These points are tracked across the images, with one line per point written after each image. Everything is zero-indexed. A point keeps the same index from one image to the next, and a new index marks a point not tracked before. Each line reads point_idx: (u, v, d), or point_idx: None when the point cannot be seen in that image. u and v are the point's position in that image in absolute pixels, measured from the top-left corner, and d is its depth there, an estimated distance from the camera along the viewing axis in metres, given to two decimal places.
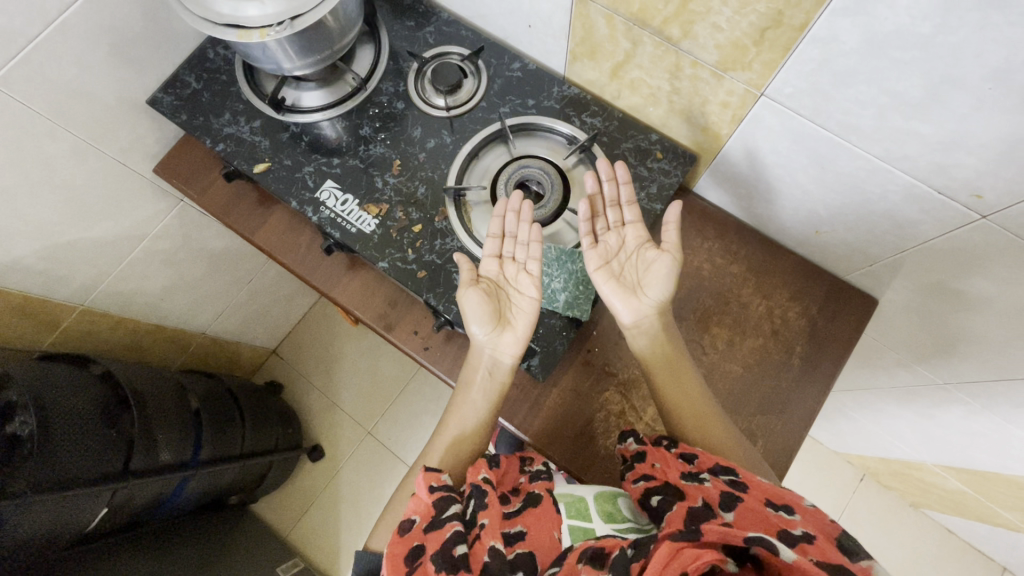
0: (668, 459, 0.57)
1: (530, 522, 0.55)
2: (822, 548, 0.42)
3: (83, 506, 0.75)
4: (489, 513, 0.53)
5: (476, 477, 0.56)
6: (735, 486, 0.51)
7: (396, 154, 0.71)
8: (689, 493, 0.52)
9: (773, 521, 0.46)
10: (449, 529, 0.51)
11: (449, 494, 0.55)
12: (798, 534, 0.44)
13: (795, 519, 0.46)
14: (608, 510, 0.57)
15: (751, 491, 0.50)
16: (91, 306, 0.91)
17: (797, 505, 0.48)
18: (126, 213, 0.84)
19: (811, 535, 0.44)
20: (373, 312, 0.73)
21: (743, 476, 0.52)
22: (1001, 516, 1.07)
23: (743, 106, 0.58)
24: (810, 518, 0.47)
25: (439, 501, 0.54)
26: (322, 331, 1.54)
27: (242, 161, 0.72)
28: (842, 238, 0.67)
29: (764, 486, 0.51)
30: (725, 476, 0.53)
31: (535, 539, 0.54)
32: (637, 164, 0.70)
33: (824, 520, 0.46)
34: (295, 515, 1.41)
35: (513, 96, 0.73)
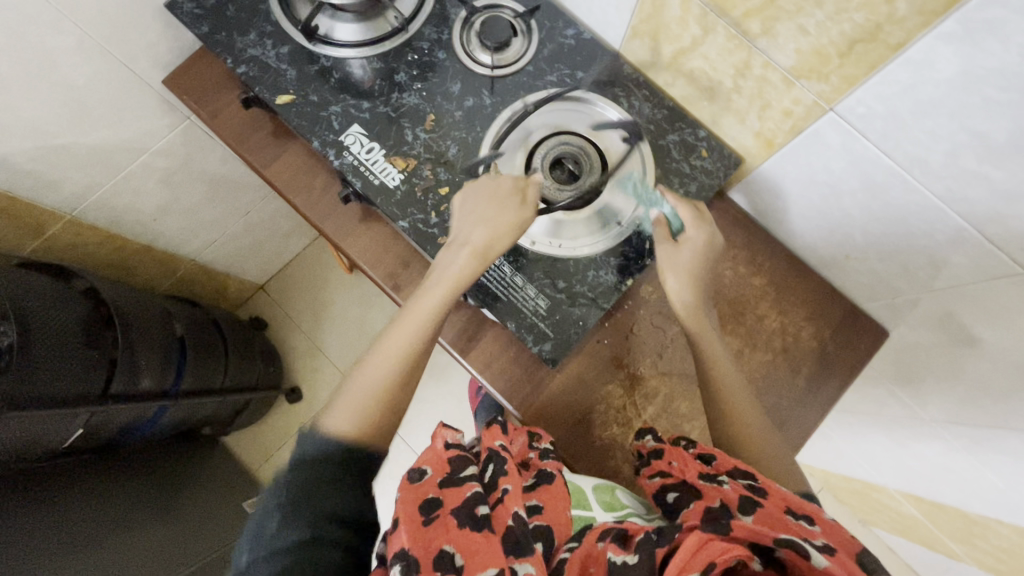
0: (688, 460, 0.58)
1: (544, 498, 0.54)
2: (844, 561, 0.42)
3: (58, 426, 0.72)
4: (512, 479, 0.52)
5: (492, 442, 0.57)
6: (754, 491, 0.52)
7: (431, 108, 0.67)
8: (707, 493, 0.52)
9: (793, 525, 0.46)
10: (469, 489, 0.50)
11: (463, 454, 0.55)
12: (821, 544, 0.43)
13: (815, 530, 0.46)
14: (607, 499, 0.59)
15: (771, 498, 0.51)
16: (80, 216, 0.86)
17: (819, 517, 0.48)
18: (128, 124, 0.78)
19: (833, 547, 0.43)
20: (383, 269, 0.70)
21: (762, 483, 0.53)
22: (946, 545, 1.13)
23: (807, 119, 0.55)
24: (829, 530, 0.46)
25: (455, 459, 0.53)
26: (313, 273, 1.49)
27: (265, 89, 0.67)
28: (872, 268, 0.66)
29: (784, 494, 0.51)
30: (744, 480, 0.53)
31: (551, 517, 0.51)
32: (680, 159, 0.67)
33: (846, 537, 0.45)
34: (267, 451, 1.41)
35: (562, 65, 0.69)
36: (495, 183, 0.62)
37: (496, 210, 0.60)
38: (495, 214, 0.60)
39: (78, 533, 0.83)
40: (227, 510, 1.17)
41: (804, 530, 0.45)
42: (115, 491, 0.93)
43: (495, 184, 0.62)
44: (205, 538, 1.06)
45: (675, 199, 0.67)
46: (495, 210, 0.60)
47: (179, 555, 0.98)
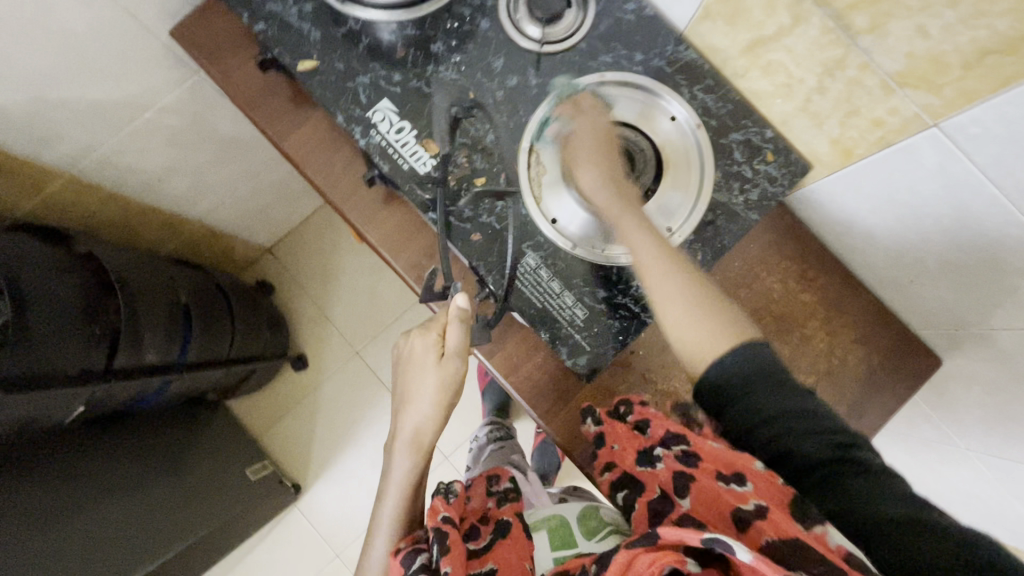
0: (623, 436, 0.54)
1: (502, 560, 0.56)
2: (775, 522, 0.44)
3: (59, 405, 0.69)
4: (452, 560, 0.52)
5: (435, 518, 0.56)
6: (688, 462, 0.52)
7: (469, 86, 0.60)
8: (647, 481, 0.53)
9: (724, 495, 0.48)
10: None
11: (416, 546, 0.56)
12: (750, 512, 0.46)
13: (748, 491, 0.48)
14: (588, 526, 0.64)
15: (703, 466, 0.51)
16: (80, 175, 0.81)
17: (747, 471, 0.49)
18: (131, 78, 0.71)
19: (763, 508, 0.46)
20: (406, 260, 0.64)
21: (694, 447, 0.52)
22: None
23: (901, 133, 0.49)
24: (760, 486, 0.48)
25: (406, 558, 0.54)
26: (322, 239, 1.44)
27: (285, 52, 0.59)
28: (940, 295, 0.60)
29: (715, 455, 0.51)
30: (677, 448, 0.53)
31: (506, 572, 0.54)
32: (742, 161, 0.61)
33: (776, 486, 0.47)
34: (271, 419, 1.39)
35: (619, 44, 0.61)
36: (409, 347, 0.61)
37: (421, 383, 0.60)
38: (424, 384, 0.60)
39: (82, 495, 0.82)
40: (233, 472, 1.17)
41: (738, 498, 0.47)
42: (121, 454, 0.92)
43: (409, 349, 0.61)
44: (205, 504, 1.05)
45: (736, 208, 0.61)
46: (421, 383, 0.60)
47: (177, 523, 0.97)
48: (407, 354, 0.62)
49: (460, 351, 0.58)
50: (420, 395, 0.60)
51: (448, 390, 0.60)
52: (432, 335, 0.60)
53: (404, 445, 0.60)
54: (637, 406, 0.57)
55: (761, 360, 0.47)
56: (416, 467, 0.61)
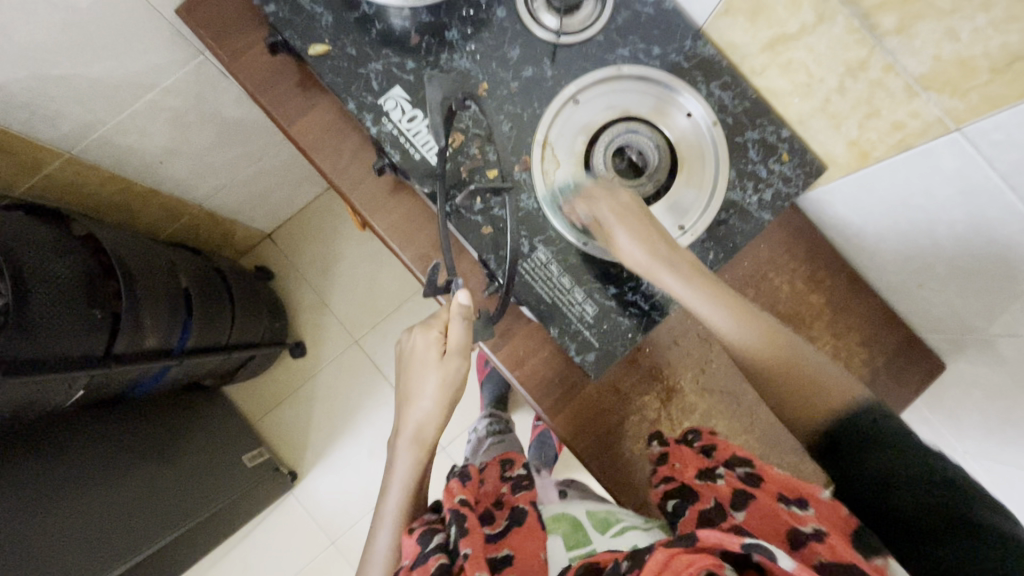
0: (687, 456, 0.57)
1: (516, 545, 0.55)
2: (832, 546, 0.43)
3: (58, 389, 0.68)
4: (472, 541, 0.51)
5: (452, 501, 0.57)
6: (749, 481, 0.52)
7: (484, 75, 0.59)
8: (702, 492, 0.52)
9: (783, 514, 0.48)
10: (433, 564, 0.50)
11: (430, 527, 0.56)
12: (808, 532, 0.45)
13: (808, 514, 0.48)
14: (603, 519, 0.61)
15: (766, 485, 0.52)
16: (78, 156, 0.79)
17: (813, 499, 0.50)
18: (134, 57, 0.69)
19: (822, 532, 0.45)
20: (414, 251, 0.63)
21: (758, 470, 0.54)
22: None
23: (921, 136, 0.48)
24: (823, 513, 0.48)
25: (421, 537, 0.54)
26: (323, 226, 1.42)
27: (296, 35, 0.58)
28: (948, 301, 0.60)
29: (779, 479, 0.52)
30: (741, 469, 0.54)
31: (522, 559, 0.53)
32: (757, 160, 0.60)
33: (841, 515, 0.47)
34: (267, 405, 1.39)
35: (636, 37, 0.60)
36: (411, 344, 0.61)
37: (424, 379, 0.59)
38: (425, 382, 0.59)
39: (72, 479, 0.80)
40: (226, 459, 1.16)
41: (797, 519, 0.47)
42: (117, 440, 0.91)
43: (411, 346, 0.61)
44: (197, 491, 1.04)
45: (748, 206, 0.60)
46: (422, 380, 0.59)
47: (168, 510, 0.96)
48: (408, 350, 0.61)
49: (462, 349, 0.58)
50: (421, 390, 0.59)
51: (449, 388, 0.59)
52: (433, 332, 0.60)
53: (407, 441, 0.60)
54: (705, 432, 0.59)
55: (869, 420, 0.50)
56: (422, 457, 0.61)
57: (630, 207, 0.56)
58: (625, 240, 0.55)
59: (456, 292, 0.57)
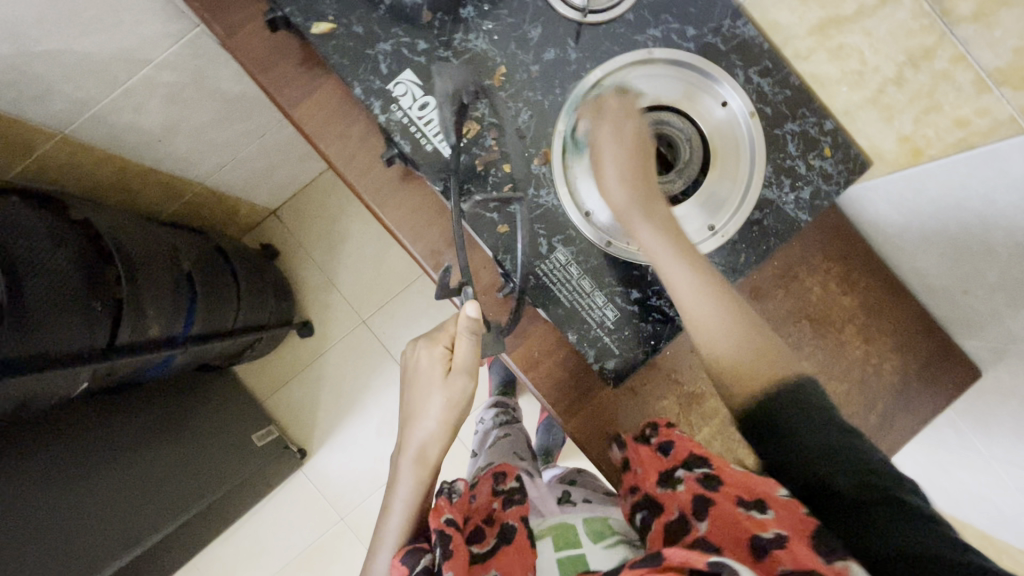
0: (646, 458, 0.54)
1: (505, 567, 0.55)
2: (793, 553, 0.41)
3: (60, 383, 0.67)
4: (454, 564, 0.51)
5: (440, 519, 0.54)
6: (708, 483, 0.50)
7: (501, 58, 0.54)
8: (666, 501, 0.52)
9: (744, 519, 0.46)
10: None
11: (417, 547, 0.55)
12: (767, 540, 0.43)
13: (768, 517, 0.45)
14: (597, 529, 0.62)
15: (725, 488, 0.49)
16: (72, 135, 0.76)
17: (770, 498, 0.46)
18: (126, 31, 0.65)
19: (783, 536, 0.43)
20: (423, 246, 0.59)
21: (716, 468, 0.51)
22: None
23: (988, 135, 0.43)
24: (782, 515, 0.45)
25: (407, 558, 0.54)
26: (328, 203, 1.38)
27: (298, 11, 0.53)
28: (993, 308, 0.56)
29: (738, 479, 0.49)
30: (700, 470, 0.51)
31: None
32: (796, 154, 0.55)
33: (799, 515, 0.44)
34: (275, 384, 1.38)
35: (670, 15, 0.54)
36: (415, 360, 0.59)
37: (431, 378, 0.57)
38: (430, 401, 0.57)
39: (93, 460, 0.81)
40: (239, 438, 1.17)
41: (756, 526, 0.45)
42: (130, 422, 0.90)
43: (415, 361, 0.59)
44: (210, 472, 1.05)
45: (783, 204, 0.56)
46: (431, 382, 0.57)
47: (179, 492, 0.96)
48: (412, 367, 0.59)
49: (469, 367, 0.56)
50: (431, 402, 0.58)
51: (454, 408, 0.57)
52: (439, 348, 0.58)
53: (410, 460, 0.58)
54: (663, 427, 0.56)
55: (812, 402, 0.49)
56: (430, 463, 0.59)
57: (634, 194, 0.52)
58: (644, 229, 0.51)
59: (464, 304, 0.54)
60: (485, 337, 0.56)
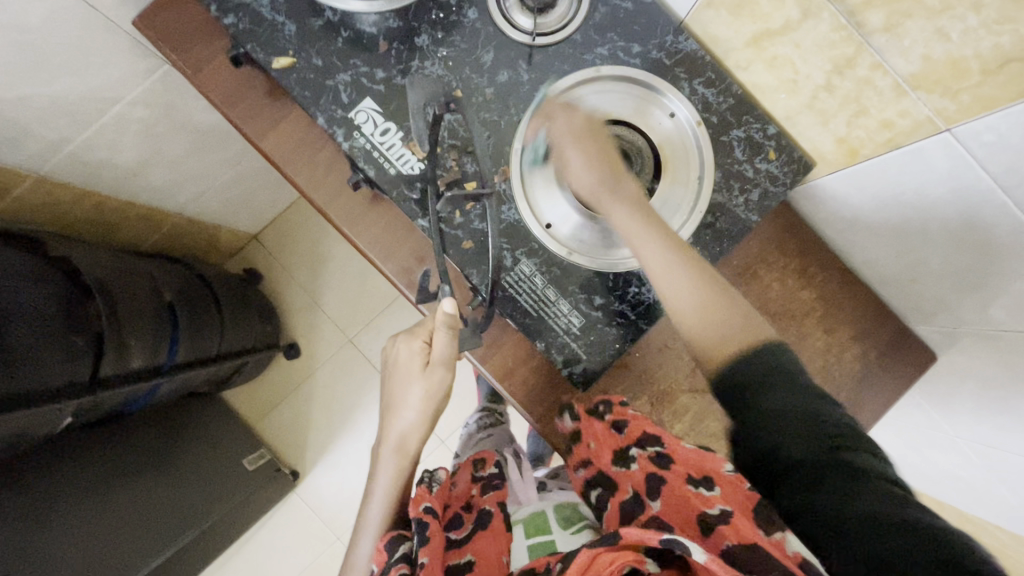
0: (601, 435, 0.56)
1: (480, 551, 0.57)
2: (737, 529, 0.45)
3: (46, 419, 0.68)
4: (430, 551, 0.53)
5: (418, 507, 0.57)
6: (661, 461, 0.53)
7: (457, 82, 0.56)
8: (620, 479, 0.55)
9: (693, 497, 0.49)
10: (393, 573, 0.51)
11: (397, 534, 0.57)
12: (715, 516, 0.47)
13: (714, 494, 0.49)
14: (565, 517, 0.65)
15: (676, 466, 0.52)
16: (48, 174, 0.77)
17: (716, 475, 0.51)
18: (95, 71, 0.67)
19: (728, 514, 0.46)
20: (396, 265, 0.61)
21: (668, 447, 0.54)
22: None
23: (911, 135, 0.47)
24: (728, 491, 0.49)
25: (388, 544, 0.56)
26: (308, 225, 1.40)
27: (258, 47, 0.55)
28: (940, 296, 0.58)
29: (687, 458, 0.53)
30: (652, 449, 0.54)
31: (483, 565, 0.55)
32: (743, 159, 0.58)
33: (741, 490, 0.49)
34: (266, 407, 1.39)
35: (615, 34, 0.57)
36: (395, 352, 0.60)
37: (408, 389, 0.59)
38: (410, 392, 0.59)
39: (70, 502, 0.80)
40: (228, 464, 1.16)
41: (704, 503, 0.48)
42: (122, 456, 0.92)
43: (395, 356, 0.61)
44: (203, 498, 1.05)
45: (733, 207, 0.59)
46: (406, 392, 0.59)
47: (176, 520, 0.97)
48: (393, 359, 0.61)
49: (445, 362, 0.57)
50: (408, 410, 0.59)
51: (433, 398, 0.59)
52: (417, 342, 0.59)
53: (391, 451, 0.61)
54: (616, 405, 0.57)
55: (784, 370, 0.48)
56: (406, 463, 0.61)
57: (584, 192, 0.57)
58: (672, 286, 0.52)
59: (442, 299, 0.55)
60: (463, 331, 0.57)
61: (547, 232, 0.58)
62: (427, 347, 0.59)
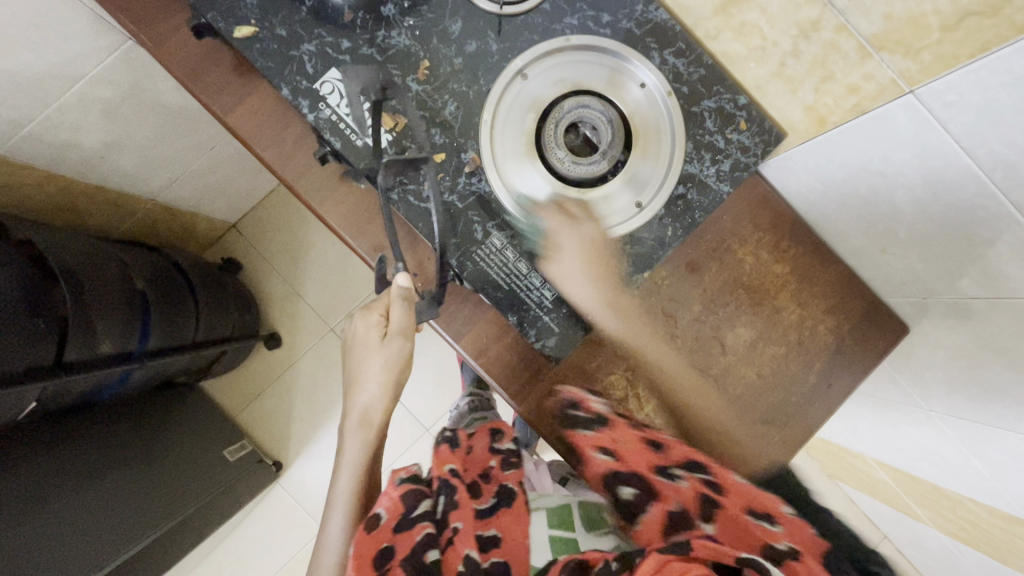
0: (638, 449, 0.56)
1: (504, 527, 0.59)
2: (807, 565, 0.47)
3: (7, 403, 0.67)
4: (461, 518, 0.57)
5: (443, 470, 0.63)
6: (712, 487, 0.54)
7: (425, 53, 0.56)
8: (665, 493, 0.54)
9: (753, 529, 0.51)
10: (420, 532, 0.54)
11: (418, 488, 0.59)
12: (781, 549, 0.49)
13: (776, 530, 0.51)
14: (591, 515, 0.65)
15: (730, 496, 0.54)
16: (9, 155, 0.75)
17: (776, 513, 0.52)
18: (55, 48, 0.65)
19: (794, 550, 0.48)
20: (366, 241, 0.60)
21: (719, 476, 0.55)
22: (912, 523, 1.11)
23: (876, 99, 0.47)
24: (789, 529, 0.51)
25: (406, 500, 0.57)
26: (288, 214, 1.38)
27: (220, 17, 0.54)
28: (911, 266, 0.58)
29: (742, 490, 0.54)
30: (700, 474, 0.56)
31: (510, 541, 0.58)
32: (714, 130, 0.58)
33: (803, 531, 0.51)
34: (248, 398, 1.37)
35: (585, 3, 0.57)
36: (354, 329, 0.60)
37: (369, 364, 0.59)
38: (367, 360, 0.59)
39: (42, 488, 0.79)
40: (207, 453, 1.15)
41: (769, 536, 0.50)
42: (91, 447, 0.89)
43: (353, 332, 0.61)
44: (181, 488, 1.04)
45: (706, 178, 0.59)
46: (369, 368, 0.59)
47: (152, 510, 0.95)
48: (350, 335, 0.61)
49: (403, 332, 0.58)
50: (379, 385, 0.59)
51: (394, 367, 0.59)
52: (374, 316, 0.59)
53: (354, 426, 0.60)
54: (652, 429, 0.59)
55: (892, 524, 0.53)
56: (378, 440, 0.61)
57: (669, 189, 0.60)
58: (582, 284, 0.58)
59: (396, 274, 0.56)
60: (418, 303, 0.56)
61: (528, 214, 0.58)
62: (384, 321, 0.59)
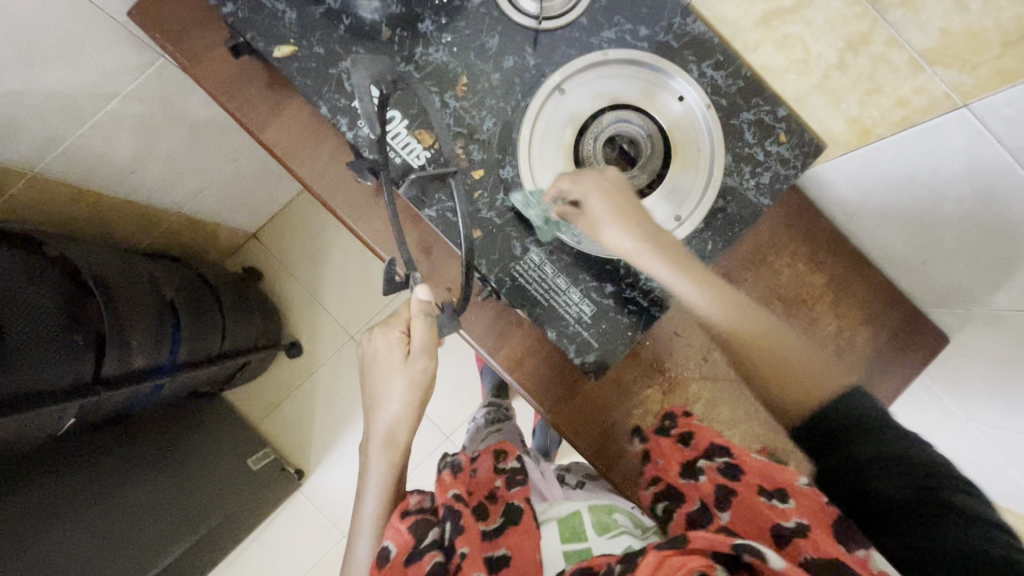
0: (668, 450, 0.57)
1: (514, 544, 0.56)
2: (816, 541, 0.43)
3: (48, 419, 0.68)
4: (468, 541, 0.52)
5: (447, 496, 0.57)
6: (730, 471, 0.52)
7: (463, 68, 0.56)
8: (688, 491, 0.53)
9: (766, 509, 0.47)
10: (428, 561, 0.51)
11: (422, 519, 0.56)
12: (792, 527, 0.45)
13: (790, 506, 0.47)
14: (602, 520, 0.60)
15: (746, 478, 0.51)
16: (43, 172, 0.76)
17: (790, 488, 0.48)
18: (91, 66, 0.66)
19: (806, 526, 0.44)
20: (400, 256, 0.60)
21: (737, 458, 0.53)
22: None
23: (927, 112, 0.46)
24: (804, 504, 0.47)
25: (416, 531, 0.54)
26: (308, 222, 1.39)
27: (259, 36, 0.54)
28: (953, 277, 0.58)
29: (758, 469, 0.51)
30: (720, 459, 0.53)
31: (521, 561, 0.54)
32: (753, 142, 0.58)
33: (819, 504, 0.46)
34: (268, 405, 1.38)
35: (622, 17, 0.56)
36: (373, 346, 0.60)
37: (390, 383, 0.59)
38: (401, 373, 0.59)
39: (59, 507, 0.77)
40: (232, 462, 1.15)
41: (779, 514, 0.46)
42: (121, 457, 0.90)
43: (373, 351, 0.60)
44: (210, 497, 1.05)
45: (745, 191, 0.58)
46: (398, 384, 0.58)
47: (180, 519, 0.96)
48: (372, 356, 0.61)
49: (426, 348, 0.57)
50: (415, 400, 0.59)
51: (430, 379, 0.59)
52: (395, 333, 0.59)
53: (378, 446, 0.60)
54: (682, 418, 0.58)
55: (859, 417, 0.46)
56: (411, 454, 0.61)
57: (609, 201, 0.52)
58: (612, 234, 0.52)
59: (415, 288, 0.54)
60: (440, 317, 0.56)
61: (561, 222, 0.56)
62: (405, 338, 0.60)
